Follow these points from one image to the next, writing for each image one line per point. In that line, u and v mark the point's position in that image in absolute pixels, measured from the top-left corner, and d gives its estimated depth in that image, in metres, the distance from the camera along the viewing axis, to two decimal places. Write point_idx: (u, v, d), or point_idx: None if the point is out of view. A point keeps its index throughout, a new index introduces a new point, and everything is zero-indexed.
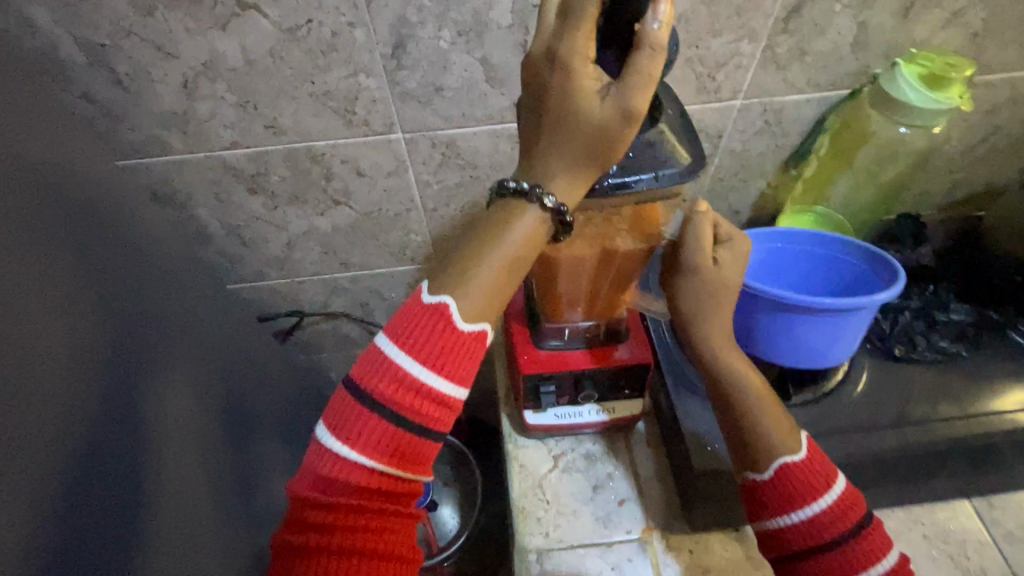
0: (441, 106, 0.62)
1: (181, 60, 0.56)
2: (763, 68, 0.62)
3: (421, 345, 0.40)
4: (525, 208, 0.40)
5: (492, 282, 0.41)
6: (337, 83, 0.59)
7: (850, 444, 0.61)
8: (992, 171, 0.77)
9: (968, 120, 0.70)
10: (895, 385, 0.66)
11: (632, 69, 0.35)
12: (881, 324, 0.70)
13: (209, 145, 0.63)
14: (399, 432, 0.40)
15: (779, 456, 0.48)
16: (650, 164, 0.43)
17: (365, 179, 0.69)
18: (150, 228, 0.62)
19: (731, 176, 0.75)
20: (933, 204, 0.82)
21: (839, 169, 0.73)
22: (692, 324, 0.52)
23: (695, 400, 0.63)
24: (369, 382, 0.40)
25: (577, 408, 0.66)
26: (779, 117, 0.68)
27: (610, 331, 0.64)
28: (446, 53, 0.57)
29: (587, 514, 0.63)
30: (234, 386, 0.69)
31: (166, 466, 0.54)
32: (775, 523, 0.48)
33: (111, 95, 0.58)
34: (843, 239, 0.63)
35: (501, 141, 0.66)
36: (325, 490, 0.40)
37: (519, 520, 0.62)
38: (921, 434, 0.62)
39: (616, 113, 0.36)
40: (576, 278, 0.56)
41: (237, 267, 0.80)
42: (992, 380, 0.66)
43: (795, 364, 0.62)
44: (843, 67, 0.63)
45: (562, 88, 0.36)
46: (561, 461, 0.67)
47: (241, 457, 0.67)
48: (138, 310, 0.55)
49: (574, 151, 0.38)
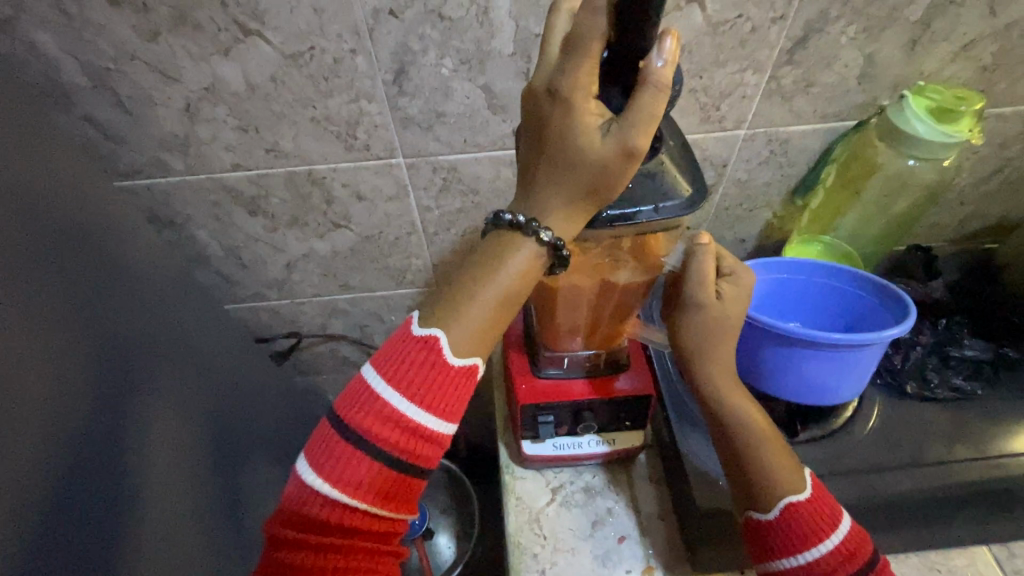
0: (443, 132, 0.61)
1: (183, 84, 0.56)
2: (768, 99, 0.62)
3: (409, 379, 0.39)
4: (521, 241, 0.39)
5: (486, 315, 0.40)
6: (339, 109, 0.59)
7: (862, 485, 0.58)
8: (1004, 204, 0.76)
9: (979, 152, 0.69)
10: (908, 423, 0.64)
11: (634, 107, 0.34)
12: (893, 359, 0.67)
13: (209, 167, 0.64)
14: (382, 470, 0.38)
15: (784, 496, 0.46)
16: (650, 197, 0.42)
17: (366, 203, 0.69)
18: (147, 248, 0.62)
19: (736, 206, 0.74)
20: (944, 236, 0.80)
21: (847, 199, 0.72)
22: (693, 357, 0.50)
23: (697, 436, 0.61)
24: (353, 415, 0.38)
25: (577, 439, 0.64)
26: (785, 147, 0.67)
27: (610, 362, 0.63)
28: (448, 80, 0.57)
29: (586, 552, 0.60)
30: (227, 411, 0.67)
31: (149, 497, 0.51)
32: (780, 565, 0.45)
33: (113, 118, 0.58)
34: (853, 272, 0.61)
35: (503, 168, 0.65)
36: (305, 529, 0.38)
37: (515, 557, 0.60)
38: (937, 476, 0.59)
39: (617, 151, 0.35)
40: (575, 308, 0.55)
41: (236, 289, 0.80)
42: (1011, 420, 0.63)
43: (802, 400, 0.60)
44: (849, 98, 0.63)
45: (562, 124, 0.35)
46: (559, 494, 0.64)
47: (229, 485, 0.65)
48: (129, 333, 0.54)
49: (572, 186, 0.37)
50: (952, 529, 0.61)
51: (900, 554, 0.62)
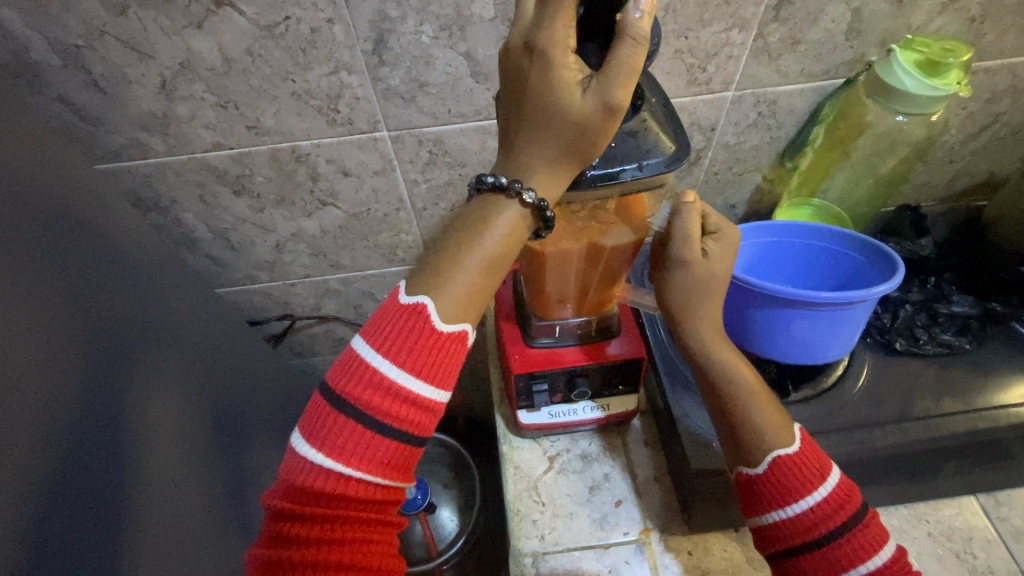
0: (426, 102, 0.60)
1: (157, 59, 0.55)
2: (755, 58, 0.61)
3: (400, 347, 0.39)
4: (505, 203, 0.39)
5: (473, 279, 0.40)
6: (319, 81, 0.58)
7: (853, 441, 0.59)
8: (992, 160, 0.76)
9: (968, 108, 0.69)
10: (897, 378, 0.64)
11: (613, 60, 0.34)
12: (881, 317, 0.68)
13: (190, 147, 0.63)
14: (379, 439, 0.38)
15: (772, 449, 0.47)
16: (633, 155, 0.42)
17: (352, 179, 0.68)
18: (130, 229, 0.61)
19: (726, 171, 0.74)
20: (934, 196, 0.80)
21: (836, 159, 0.72)
22: (683, 318, 0.51)
23: (690, 398, 0.61)
24: (344, 385, 0.39)
25: (572, 405, 0.64)
26: (774, 108, 0.67)
27: (601, 328, 0.63)
28: (429, 48, 0.56)
29: (584, 517, 0.61)
30: (226, 393, 0.68)
31: (150, 472, 0.52)
32: (771, 518, 0.46)
33: (89, 98, 0.57)
34: (842, 232, 0.61)
35: (488, 138, 0.65)
36: (302, 500, 0.38)
37: (515, 524, 0.60)
38: (926, 429, 0.59)
39: (598, 107, 0.35)
40: (563, 275, 0.55)
41: (226, 271, 0.80)
42: (997, 372, 0.64)
43: (793, 360, 0.60)
44: (837, 56, 0.62)
45: (541, 80, 0.35)
46: (557, 461, 0.65)
47: (232, 467, 0.66)
48: (119, 313, 0.53)
49: (555, 145, 0.37)
50: (939, 480, 0.62)
51: (889, 506, 0.63)
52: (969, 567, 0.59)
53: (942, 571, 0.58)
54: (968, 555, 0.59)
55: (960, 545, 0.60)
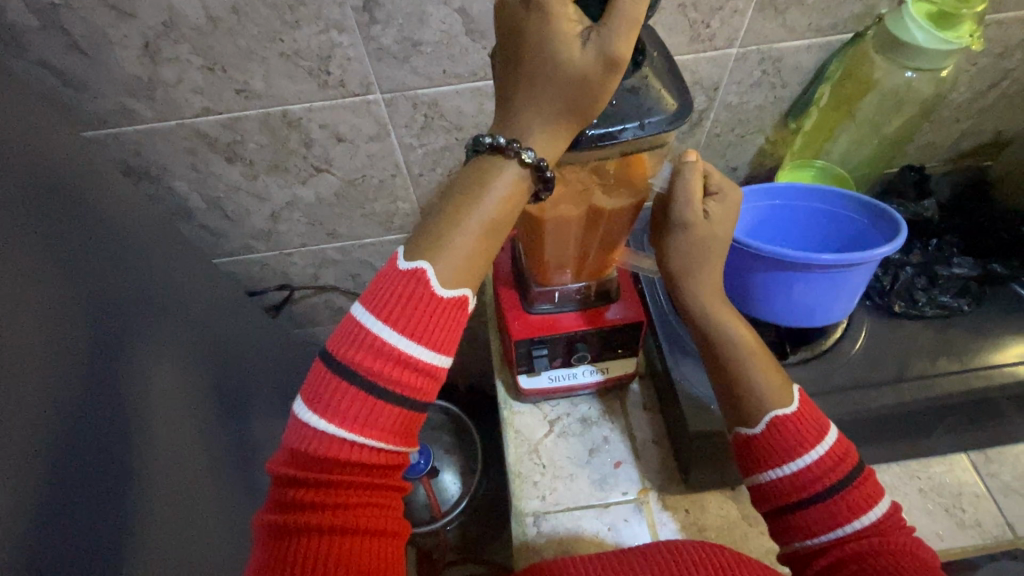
0: (420, 63, 0.58)
1: (139, 19, 0.53)
2: (760, 13, 0.59)
3: (399, 313, 0.39)
4: (502, 164, 0.38)
5: (472, 242, 0.39)
6: (308, 41, 0.55)
7: (850, 402, 0.60)
8: (999, 118, 0.74)
9: (978, 64, 0.67)
10: (895, 340, 0.64)
11: (614, 10, 0.33)
12: (881, 281, 0.67)
13: (179, 113, 0.61)
14: (381, 405, 0.39)
15: (769, 410, 0.48)
16: (634, 113, 0.41)
17: (346, 145, 0.67)
18: (120, 197, 0.60)
19: (728, 133, 0.73)
20: (939, 156, 0.79)
21: (841, 119, 0.70)
22: (682, 281, 0.51)
23: (688, 361, 0.61)
24: (345, 352, 0.39)
25: (572, 370, 0.65)
26: (778, 66, 0.65)
27: (601, 293, 0.63)
28: (422, 4, 0.54)
29: (584, 478, 0.62)
30: (226, 364, 0.68)
31: (156, 436, 0.53)
32: (766, 476, 0.47)
33: (70, 62, 0.55)
34: (843, 193, 0.61)
35: (485, 100, 0.63)
36: (306, 465, 0.39)
37: (516, 485, 0.62)
38: (922, 389, 0.60)
39: (598, 60, 0.34)
40: (563, 239, 0.54)
41: (222, 242, 0.79)
42: (994, 332, 0.64)
43: (792, 323, 0.60)
44: (846, 8, 0.60)
45: (540, 32, 0.34)
46: (557, 425, 0.66)
47: (235, 435, 0.67)
48: (115, 283, 0.53)
49: (554, 101, 0.36)
50: (932, 439, 0.63)
51: (882, 464, 0.65)
52: (957, 521, 0.60)
53: (931, 525, 0.60)
54: (957, 509, 0.61)
55: (949, 500, 0.62)
